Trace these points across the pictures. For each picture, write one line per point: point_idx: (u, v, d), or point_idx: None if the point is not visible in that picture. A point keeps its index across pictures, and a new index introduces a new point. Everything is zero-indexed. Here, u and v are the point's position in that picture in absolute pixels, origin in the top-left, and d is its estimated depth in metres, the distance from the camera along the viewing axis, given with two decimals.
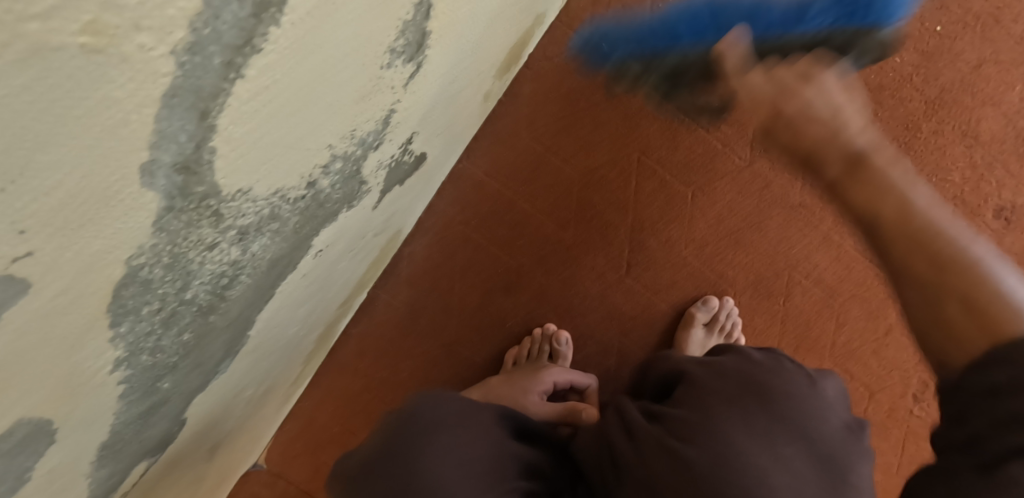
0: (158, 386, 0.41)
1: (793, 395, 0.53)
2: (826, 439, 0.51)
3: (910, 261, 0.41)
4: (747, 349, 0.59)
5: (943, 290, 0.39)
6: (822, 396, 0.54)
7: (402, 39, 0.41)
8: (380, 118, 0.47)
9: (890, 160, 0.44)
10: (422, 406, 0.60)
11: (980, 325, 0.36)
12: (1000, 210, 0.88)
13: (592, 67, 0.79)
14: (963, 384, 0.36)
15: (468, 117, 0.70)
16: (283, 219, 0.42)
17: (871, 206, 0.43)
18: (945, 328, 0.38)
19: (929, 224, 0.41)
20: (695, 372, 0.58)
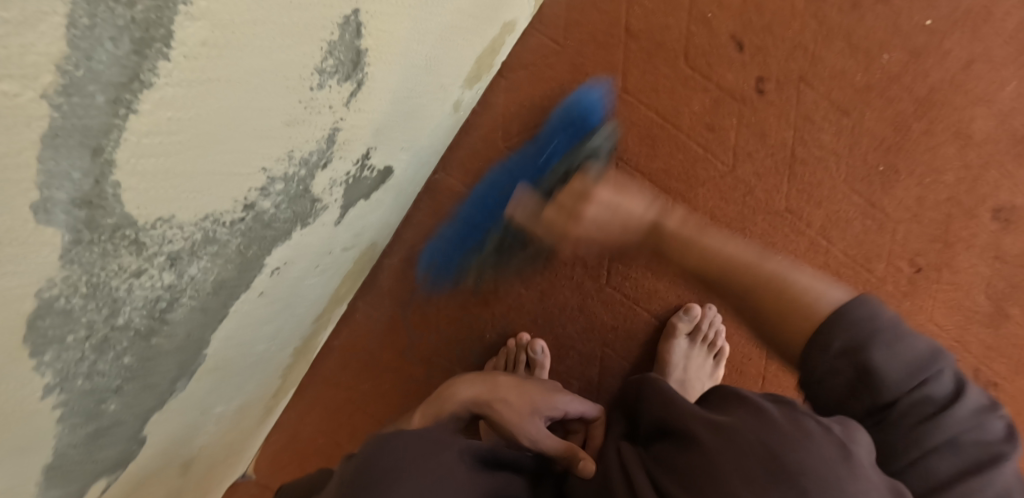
0: (103, 409, 0.41)
1: (831, 481, 0.37)
2: None
3: (742, 289, 0.54)
4: (756, 399, 0.43)
5: (772, 305, 0.51)
6: (851, 464, 0.39)
7: (331, 59, 0.41)
8: (323, 138, 0.47)
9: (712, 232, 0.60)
10: (378, 448, 0.49)
11: (790, 318, 0.49)
12: (998, 210, 0.85)
13: (568, 78, 0.80)
14: (810, 358, 0.46)
15: (437, 129, 0.70)
16: (222, 242, 0.43)
17: (710, 261, 0.57)
18: (777, 316, 0.51)
19: (755, 266, 0.54)
20: (701, 432, 0.41)
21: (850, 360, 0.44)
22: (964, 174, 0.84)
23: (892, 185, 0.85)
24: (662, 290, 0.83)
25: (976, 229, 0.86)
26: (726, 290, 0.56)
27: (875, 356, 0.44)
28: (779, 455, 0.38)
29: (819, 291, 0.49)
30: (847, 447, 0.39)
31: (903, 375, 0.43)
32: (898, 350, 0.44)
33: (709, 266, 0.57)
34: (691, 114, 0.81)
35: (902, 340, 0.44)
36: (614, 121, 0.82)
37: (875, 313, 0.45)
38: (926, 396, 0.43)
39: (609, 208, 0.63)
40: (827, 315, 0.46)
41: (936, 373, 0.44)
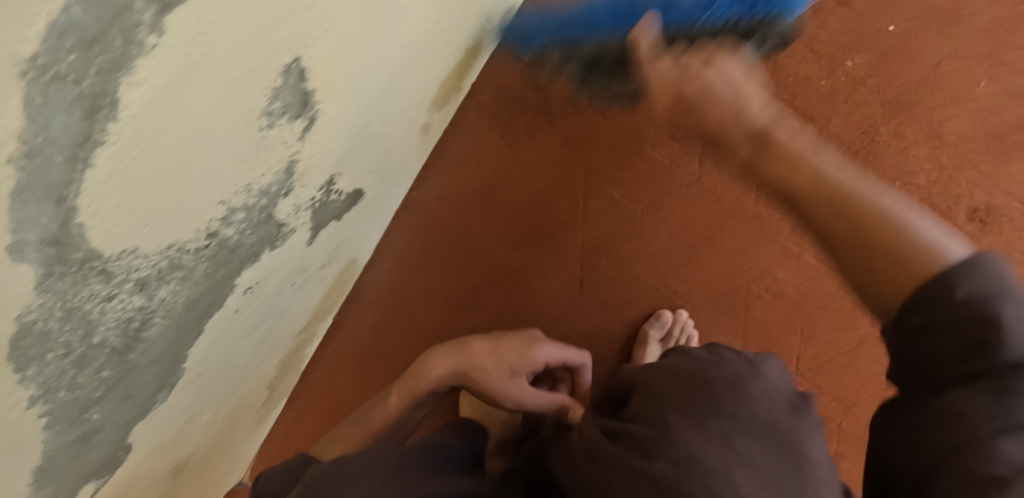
0: (87, 417, 0.47)
1: (738, 384, 0.55)
2: (778, 422, 0.51)
3: (831, 224, 0.46)
4: (690, 349, 0.63)
5: (870, 249, 0.44)
6: (762, 376, 0.56)
7: (278, 102, 0.46)
8: (281, 170, 0.52)
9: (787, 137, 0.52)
10: (329, 471, 0.57)
11: (902, 271, 0.42)
12: (974, 211, 0.86)
13: (536, 94, 0.83)
14: (922, 334, 0.40)
15: (407, 151, 0.74)
16: (188, 267, 0.48)
17: (784, 177, 0.50)
18: (878, 277, 0.43)
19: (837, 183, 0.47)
20: (646, 380, 0.61)
21: (954, 330, 0.38)
22: (937, 175, 0.86)
23: None
24: (635, 299, 0.87)
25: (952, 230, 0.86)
26: (825, 233, 0.47)
27: (1005, 314, 0.37)
28: (705, 365, 0.58)
29: (942, 242, 0.41)
30: (761, 365, 0.58)
31: (1022, 347, 0.37)
32: (1020, 309, 0.37)
33: (796, 180, 0.49)
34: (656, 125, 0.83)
35: (1020, 301, 0.38)
36: (581, 135, 0.84)
37: (988, 268, 0.39)
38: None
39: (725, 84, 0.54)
40: (948, 267, 0.40)
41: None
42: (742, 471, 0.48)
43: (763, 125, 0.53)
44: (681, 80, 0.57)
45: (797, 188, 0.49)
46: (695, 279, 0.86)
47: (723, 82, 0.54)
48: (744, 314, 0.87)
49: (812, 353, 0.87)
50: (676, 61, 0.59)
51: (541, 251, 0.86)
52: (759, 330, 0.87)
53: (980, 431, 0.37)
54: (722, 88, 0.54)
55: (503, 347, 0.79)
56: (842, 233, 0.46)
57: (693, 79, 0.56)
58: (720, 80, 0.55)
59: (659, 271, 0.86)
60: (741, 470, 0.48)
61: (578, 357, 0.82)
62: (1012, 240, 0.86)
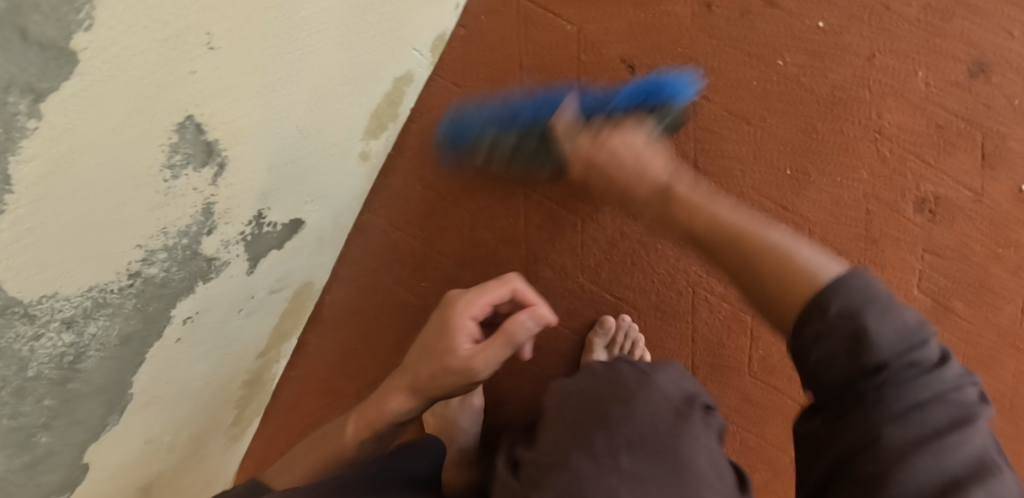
0: (35, 441, 0.53)
1: (626, 398, 0.59)
2: (656, 430, 0.56)
3: (729, 257, 0.55)
4: (596, 367, 0.67)
5: (750, 264, 0.53)
6: (652, 387, 0.61)
7: (178, 155, 0.52)
8: (198, 212, 0.58)
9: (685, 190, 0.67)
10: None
11: (791, 276, 0.47)
12: (921, 203, 0.85)
13: (472, 116, 0.87)
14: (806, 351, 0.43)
15: (347, 180, 0.80)
16: (116, 303, 0.54)
17: (711, 220, 0.59)
18: (777, 278, 0.48)
19: (734, 226, 0.57)
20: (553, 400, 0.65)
21: (835, 333, 0.41)
22: (880, 168, 0.85)
23: (805, 187, 0.85)
24: (580, 308, 0.91)
25: (900, 223, 0.86)
26: (741, 273, 0.54)
27: (868, 322, 0.40)
28: (611, 378, 0.63)
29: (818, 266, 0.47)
30: (655, 373, 0.64)
31: (891, 345, 0.40)
32: (888, 318, 0.41)
33: (704, 229, 0.60)
34: None
35: (879, 297, 0.42)
36: None
37: (853, 287, 0.42)
38: (914, 361, 0.40)
39: (630, 148, 0.72)
40: (824, 285, 0.44)
41: (922, 342, 0.40)
42: (616, 476, 0.52)
43: (665, 181, 0.69)
44: (591, 150, 0.74)
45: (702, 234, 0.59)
46: (639, 285, 0.89)
47: (626, 149, 0.72)
48: (690, 318, 0.88)
49: (761, 355, 0.88)
50: (593, 140, 0.74)
51: (487, 266, 0.91)
52: (708, 334, 0.88)
53: (879, 426, 0.39)
54: (625, 152, 0.72)
55: (431, 349, 0.62)
56: (733, 231, 0.56)
57: (599, 149, 0.73)
58: (622, 148, 0.72)
59: (602, 279, 0.89)
60: (617, 475, 0.52)
61: (500, 289, 0.63)
62: (964, 230, 0.85)
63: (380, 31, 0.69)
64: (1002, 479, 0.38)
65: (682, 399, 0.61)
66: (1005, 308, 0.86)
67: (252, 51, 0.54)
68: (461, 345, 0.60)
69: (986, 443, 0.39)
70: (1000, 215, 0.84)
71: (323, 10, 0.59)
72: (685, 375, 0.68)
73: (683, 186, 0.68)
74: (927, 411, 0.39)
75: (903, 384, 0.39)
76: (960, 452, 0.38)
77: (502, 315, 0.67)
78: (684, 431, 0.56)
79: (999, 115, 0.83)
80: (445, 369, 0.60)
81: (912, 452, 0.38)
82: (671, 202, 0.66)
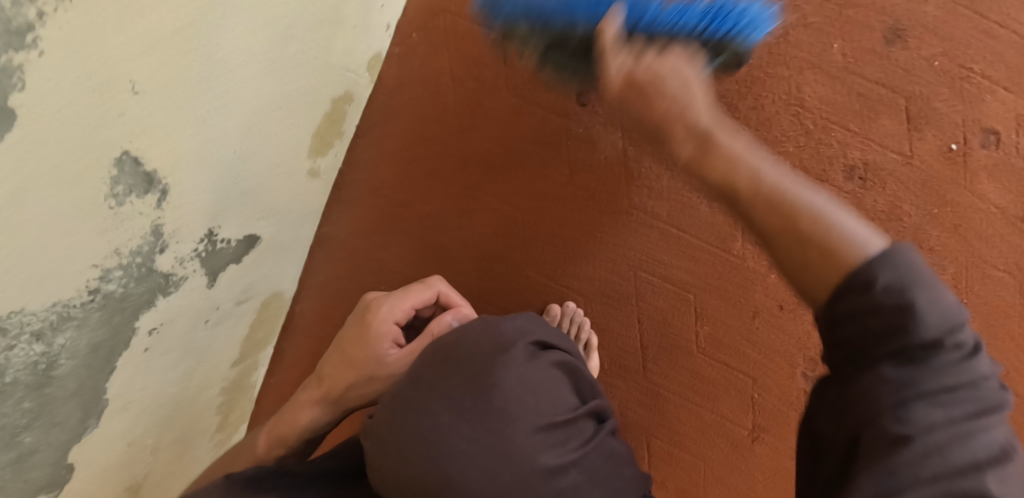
0: (20, 440, 0.62)
1: (461, 344, 0.64)
2: (478, 371, 0.61)
3: (768, 217, 0.44)
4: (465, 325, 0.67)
5: (776, 230, 0.43)
6: (492, 332, 0.65)
7: (119, 185, 0.61)
8: (147, 233, 0.66)
9: (728, 137, 0.52)
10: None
11: (823, 250, 0.40)
12: (851, 170, 0.88)
13: (412, 128, 0.95)
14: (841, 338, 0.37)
15: (297, 196, 0.88)
16: (80, 317, 0.63)
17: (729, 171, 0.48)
18: (803, 261, 0.41)
19: (773, 183, 0.45)
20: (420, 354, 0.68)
21: (864, 323, 0.36)
22: (806, 141, 0.88)
23: None
24: (530, 298, 0.96)
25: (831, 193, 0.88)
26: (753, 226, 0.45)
27: (919, 298, 0.35)
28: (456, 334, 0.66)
29: (861, 238, 0.39)
30: (498, 322, 0.66)
31: (938, 324, 0.34)
32: (937, 301, 0.35)
33: (742, 180, 0.47)
34: (522, 137, 0.92)
35: (928, 279, 0.36)
36: (458, 157, 0.94)
37: (904, 259, 0.36)
38: (953, 347, 0.34)
39: (678, 76, 0.57)
40: (864, 260, 0.37)
41: (961, 327, 0.35)
42: (445, 418, 0.59)
43: (703, 125, 0.54)
44: (632, 68, 0.58)
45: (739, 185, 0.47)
46: (583, 273, 0.94)
47: (673, 79, 0.57)
48: (637, 300, 0.93)
49: (709, 332, 0.91)
50: (635, 59, 0.60)
51: (440, 266, 0.97)
52: (654, 315, 0.93)
53: (905, 395, 0.34)
54: (671, 80, 0.57)
55: (361, 361, 0.73)
56: (749, 190, 0.46)
57: (645, 69, 0.58)
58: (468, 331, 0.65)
59: (547, 269, 0.95)
60: (445, 417, 0.59)
61: (426, 292, 0.77)
62: (896, 194, 0.87)
63: (307, 59, 0.77)
64: (1016, 476, 0.33)
65: (514, 337, 0.65)
66: (945, 267, 0.88)
67: (171, 90, 0.62)
68: (387, 350, 0.73)
69: (1001, 458, 0.33)
70: (930, 176, 0.86)
71: (237, 45, 0.66)
72: (536, 319, 0.70)
73: (722, 132, 0.53)
74: (961, 408, 0.33)
75: (944, 380, 0.33)
76: (976, 445, 0.33)
77: (421, 317, 0.81)
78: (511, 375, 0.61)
79: (919, 78, 0.85)
80: (374, 375, 0.72)
81: (929, 429, 0.33)
82: (708, 158, 0.51)
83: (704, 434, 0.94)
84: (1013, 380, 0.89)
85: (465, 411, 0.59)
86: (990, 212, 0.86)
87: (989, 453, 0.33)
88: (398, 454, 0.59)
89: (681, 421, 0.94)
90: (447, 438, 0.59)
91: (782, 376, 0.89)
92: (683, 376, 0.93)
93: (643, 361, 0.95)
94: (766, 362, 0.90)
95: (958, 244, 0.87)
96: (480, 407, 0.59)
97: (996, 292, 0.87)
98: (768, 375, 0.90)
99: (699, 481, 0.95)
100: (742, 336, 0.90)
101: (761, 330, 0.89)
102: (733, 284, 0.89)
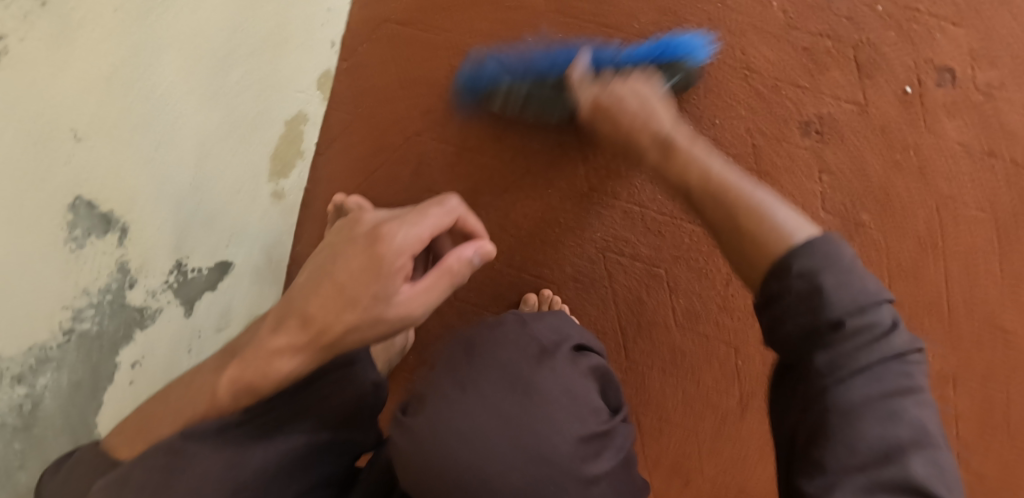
0: (17, 480, 0.64)
1: (497, 344, 0.64)
2: (518, 374, 0.61)
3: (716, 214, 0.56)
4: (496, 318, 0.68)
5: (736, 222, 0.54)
6: (526, 330, 0.65)
7: (77, 229, 0.63)
8: (114, 271, 0.69)
9: (685, 146, 0.69)
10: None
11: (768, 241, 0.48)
12: (807, 125, 0.87)
13: (370, 139, 0.97)
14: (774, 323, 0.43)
15: (263, 220, 0.92)
16: (57, 357, 0.65)
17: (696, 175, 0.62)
18: (740, 230, 0.52)
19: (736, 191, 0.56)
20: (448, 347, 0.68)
21: (798, 302, 0.41)
22: (759, 101, 0.87)
23: None
24: (504, 290, 0.98)
25: (791, 151, 0.88)
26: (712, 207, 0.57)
27: (827, 281, 0.41)
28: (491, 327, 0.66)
29: (794, 227, 0.47)
30: (532, 320, 0.67)
31: (846, 303, 0.40)
32: (847, 284, 0.40)
33: (693, 183, 0.62)
34: (478, 133, 0.94)
35: (846, 263, 0.42)
36: (418, 160, 0.96)
37: (823, 249, 0.43)
38: (867, 326, 0.39)
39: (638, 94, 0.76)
40: (792, 248, 0.44)
41: (876, 307, 0.40)
42: (488, 421, 0.58)
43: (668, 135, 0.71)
44: (610, 98, 0.77)
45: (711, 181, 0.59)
46: (553, 260, 0.95)
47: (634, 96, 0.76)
48: (608, 281, 0.93)
49: (683, 304, 0.91)
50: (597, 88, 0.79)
51: None
52: (627, 295, 0.93)
53: (840, 373, 0.39)
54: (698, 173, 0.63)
55: (356, 299, 0.57)
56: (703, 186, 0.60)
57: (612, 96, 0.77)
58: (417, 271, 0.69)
59: (517, 261, 0.96)
60: (488, 421, 0.58)
61: (445, 219, 0.63)
62: (856, 143, 0.86)
63: (253, 84, 0.80)
64: (929, 457, 0.37)
65: (554, 339, 0.66)
66: (916, 212, 0.87)
67: (115, 134, 0.64)
68: (401, 288, 0.58)
69: (925, 426, 0.38)
70: (889, 122, 0.85)
71: (178, 82, 0.69)
72: (569, 319, 0.71)
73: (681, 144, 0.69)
74: (877, 382, 0.39)
75: (863, 362, 0.39)
76: (898, 421, 0.38)
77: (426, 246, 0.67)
78: (546, 367, 0.62)
79: (863, 25, 0.84)
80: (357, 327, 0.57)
81: (864, 403, 0.38)
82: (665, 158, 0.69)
83: (693, 408, 0.94)
84: (1000, 317, 0.88)
85: (495, 397, 0.59)
86: (953, 150, 0.85)
87: (911, 425, 0.38)
88: (419, 432, 0.58)
89: (668, 397, 0.95)
90: (487, 446, 0.57)
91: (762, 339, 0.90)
92: (665, 353, 0.94)
93: (624, 342, 0.95)
94: (742, 330, 0.90)
95: (925, 187, 0.86)
96: (521, 407, 0.59)
97: (969, 231, 0.86)
98: (747, 342, 0.90)
99: (695, 456, 0.95)
100: (718, 307, 0.90)
101: (735, 296, 0.89)
102: (700, 256, 0.89)
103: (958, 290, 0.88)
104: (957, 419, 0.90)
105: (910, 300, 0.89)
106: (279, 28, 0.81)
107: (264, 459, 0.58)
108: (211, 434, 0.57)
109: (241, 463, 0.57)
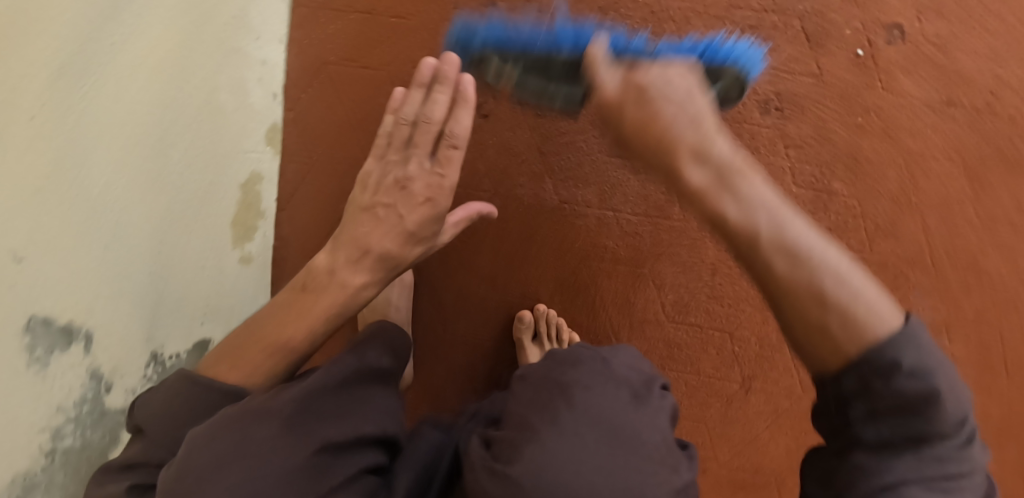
0: None
1: (585, 377, 0.56)
2: (610, 413, 0.53)
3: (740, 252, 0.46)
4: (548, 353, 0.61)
5: (778, 285, 0.43)
6: (612, 367, 0.58)
7: (38, 349, 0.59)
8: (88, 379, 0.67)
9: (746, 181, 0.48)
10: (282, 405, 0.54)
11: (840, 331, 0.41)
12: (766, 103, 0.85)
13: (328, 186, 0.93)
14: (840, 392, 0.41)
15: (236, 288, 0.89)
16: (43, 482, 0.62)
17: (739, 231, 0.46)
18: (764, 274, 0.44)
19: (770, 267, 0.44)
20: (515, 387, 0.59)
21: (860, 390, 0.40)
22: None
23: None
24: (490, 314, 0.94)
25: (755, 131, 0.86)
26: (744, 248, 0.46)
27: (939, 386, 0.38)
28: (572, 360, 0.58)
29: (877, 314, 0.40)
30: (611, 357, 0.60)
31: (953, 416, 0.39)
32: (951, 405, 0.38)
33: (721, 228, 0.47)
34: None
35: (949, 372, 0.39)
36: None
37: (921, 342, 0.40)
38: (949, 470, 0.39)
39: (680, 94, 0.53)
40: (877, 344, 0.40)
41: (960, 427, 0.39)
42: (575, 456, 0.50)
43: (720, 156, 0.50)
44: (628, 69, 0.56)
45: (730, 223, 0.46)
46: (535, 277, 0.92)
47: (674, 84, 0.53)
48: (594, 288, 0.91)
49: (671, 298, 0.90)
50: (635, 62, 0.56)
51: None
52: (613, 299, 0.92)
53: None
54: (734, 217, 0.46)
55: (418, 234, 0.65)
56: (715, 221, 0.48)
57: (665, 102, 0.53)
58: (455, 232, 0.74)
59: (498, 284, 0.93)
60: (575, 455, 0.50)
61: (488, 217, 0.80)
62: (818, 112, 0.85)
63: (190, 160, 0.77)
64: None
65: (639, 379, 0.59)
66: (887, 171, 0.86)
67: (56, 248, 0.59)
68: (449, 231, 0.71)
69: None
70: (846, 87, 0.85)
71: (113, 180, 0.65)
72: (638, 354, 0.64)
73: (716, 192, 0.48)
74: None
75: (938, 479, 0.38)
76: None
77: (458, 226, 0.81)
78: (644, 407, 0.55)
79: None
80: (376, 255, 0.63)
81: None
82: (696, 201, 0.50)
83: (697, 397, 0.92)
84: (982, 261, 0.88)
85: (596, 444, 0.51)
86: (913, 106, 0.85)
87: None
88: (525, 489, 0.49)
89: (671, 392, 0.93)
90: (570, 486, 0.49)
91: (754, 320, 0.89)
92: (661, 347, 0.92)
93: (618, 346, 0.92)
94: (733, 314, 0.90)
95: (891, 145, 0.86)
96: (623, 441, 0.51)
97: (940, 181, 0.86)
98: (741, 326, 0.90)
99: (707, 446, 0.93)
100: (706, 297, 0.89)
101: (721, 282, 0.89)
102: (680, 250, 0.88)
103: (939, 240, 0.88)
104: (956, 367, 0.90)
105: (895, 259, 0.88)
106: (207, 94, 0.78)
107: (343, 433, 0.53)
108: (317, 396, 0.53)
109: (322, 434, 0.52)
